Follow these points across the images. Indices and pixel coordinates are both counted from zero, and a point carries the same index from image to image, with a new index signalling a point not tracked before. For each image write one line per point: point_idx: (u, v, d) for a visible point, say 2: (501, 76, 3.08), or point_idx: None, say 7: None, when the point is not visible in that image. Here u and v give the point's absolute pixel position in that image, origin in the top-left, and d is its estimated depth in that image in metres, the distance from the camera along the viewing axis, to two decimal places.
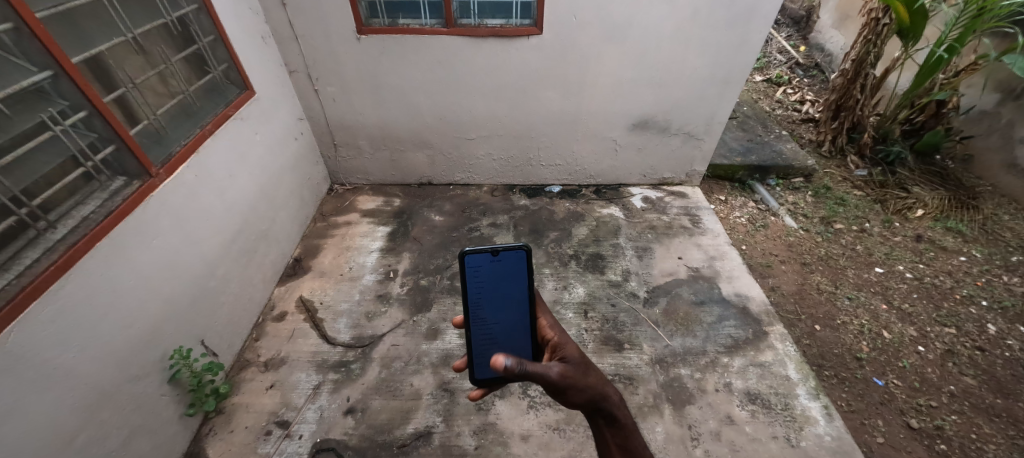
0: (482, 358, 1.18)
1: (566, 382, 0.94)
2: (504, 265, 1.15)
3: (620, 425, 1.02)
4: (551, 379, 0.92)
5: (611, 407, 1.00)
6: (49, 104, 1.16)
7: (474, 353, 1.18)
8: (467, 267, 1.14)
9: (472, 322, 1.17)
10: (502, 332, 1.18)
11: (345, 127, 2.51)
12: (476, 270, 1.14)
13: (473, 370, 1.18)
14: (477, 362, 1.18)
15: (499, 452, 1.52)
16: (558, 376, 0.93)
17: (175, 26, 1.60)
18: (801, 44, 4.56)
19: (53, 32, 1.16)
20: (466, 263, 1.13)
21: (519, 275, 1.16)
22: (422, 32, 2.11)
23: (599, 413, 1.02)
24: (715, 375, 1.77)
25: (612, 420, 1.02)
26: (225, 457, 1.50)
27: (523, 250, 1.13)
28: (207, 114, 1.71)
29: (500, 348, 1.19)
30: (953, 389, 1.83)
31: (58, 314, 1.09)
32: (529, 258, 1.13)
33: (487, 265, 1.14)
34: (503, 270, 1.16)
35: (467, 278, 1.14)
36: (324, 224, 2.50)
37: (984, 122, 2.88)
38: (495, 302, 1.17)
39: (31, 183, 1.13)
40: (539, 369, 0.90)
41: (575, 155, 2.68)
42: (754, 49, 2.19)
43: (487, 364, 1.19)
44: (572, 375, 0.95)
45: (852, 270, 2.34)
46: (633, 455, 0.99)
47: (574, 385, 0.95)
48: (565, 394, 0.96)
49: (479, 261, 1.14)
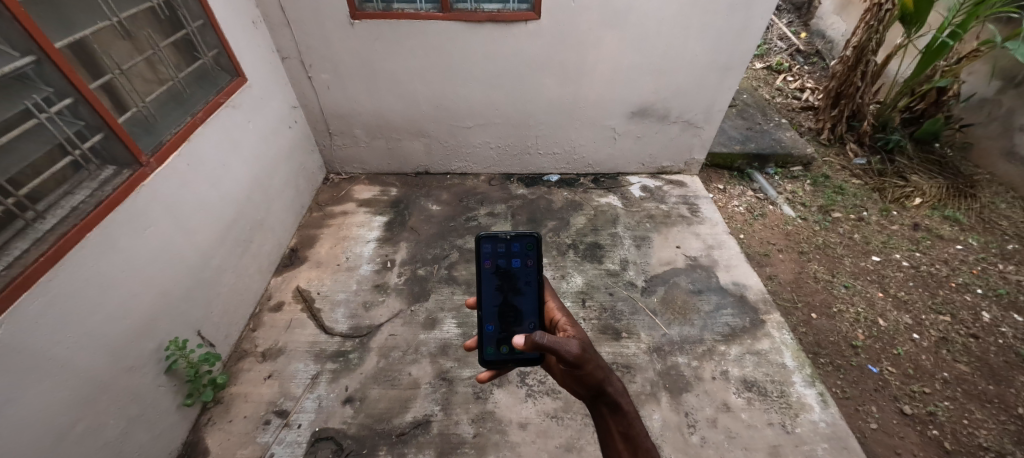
0: (491, 341, 1.15)
1: (588, 361, 0.95)
2: (516, 251, 1.19)
3: (623, 414, 1.01)
4: (570, 357, 0.93)
5: (615, 393, 1.01)
6: (33, 91, 1.12)
7: (485, 335, 1.16)
8: (482, 253, 1.18)
9: (484, 304, 1.18)
10: (514, 316, 1.16)
11: (340, 116, 2.47)
12: (491, 254, 1.18)
13: (483, 352, 1.14)
14: (487, 344, 1.15)
15: (498, 440, 1.53)
16: (579, 355, 0.93)
17: (162, 11, 1.56)
18: (801, 30, 4.51)
19: (35, 16, 1.13)
20: (481, 247, 1.18)
21: (530, 262, 1.18)
22: (418, 17, 2.06)
23: (603, 400, 1.02)
24: (712, 363, 1.78)
25: (615, 407, 1.02)
26: (224, 446, 1.51)
27: (535, 236, 1.17)
28: (198, 102, 1.68)
29: (510, 332, 1.15)
30: (946, 375, 1.85)
31: (48, 306, 1.07)
32: (538, 245, 1.17)
33: (501, 251, 1.19)
34: (515, 257, 1.19)
35: (482, 263, 1.18)
36: (320, 213, 2.48)
37: (984, 110, 2.86)
38: (508, 286, 1.18)
39: (18, 172, 1.11)
40: (560, 341, 0.93)
41: (573, 143, 2.65)
42: (756, 35, 2.15)
43: (497, 347, 1.14)
44: (590, 354, 0.96)
45: (850, 259, 2.35)
46: (634, 442, 0.99)
47: (589, 363, 0.96)
48: (578, 374, 0.97)
49: (494, 246, 1.19)
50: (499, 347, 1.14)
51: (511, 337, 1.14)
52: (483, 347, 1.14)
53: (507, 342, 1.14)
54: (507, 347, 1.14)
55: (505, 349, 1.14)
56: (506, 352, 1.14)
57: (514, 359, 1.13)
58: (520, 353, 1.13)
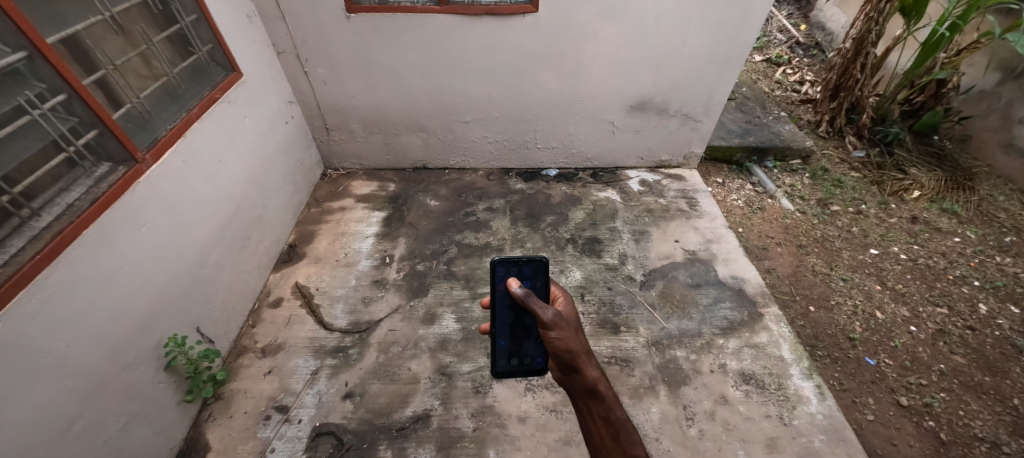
0: (502, 354, 1.18)
1: (560, 328, 1.01)
2: (528, 274, 1.21)
3: (600, 399, 1.02)
4: (544, 319, 1.02)
5: (591, 378, 1.02)
6: (26, 86, 1.11)
7: (497, 349, 1.18)
8: (495, 276, 1.20)
9: (496, 321, 1.19)
10: (525, 333, 1.18)
11: (336, 111, 2.45)
12: (504, 275, 1.20)
13: (495, 364, 1.17)
14: (498, 357, 1.17)
15: (498, 433, 1.54)
16: (553, 319, 1.02)
17: (154, 5, 1.55)
18: (801, 22, 4.48)
19: (26, 11, 1.11)
20: (494, 270, 1.20)
21: (539, 283, 1.21)
22: (415, 10, 2.04)
23: (580, 383, 1.04)
24: (710, 356, 1.79)
25: (593, 392, 1.02)
26: (225, 442, 1.52)
27: (545, 260, 1.20)
28: (193, 97, 1.67)
29: (520, 346, 1.17)
30: (943, 367, 1.86)
31: (46, 303, 1.07)
32: (547, 270, 1.20)
33: (512, 274, 1.21)
34: (526, 279, 1.21)
35: (496, 287, 1.20)
36: (318, 209, 2.48)
37: (983, 102, 2.85)
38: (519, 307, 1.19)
39: (12, 169, 1.10)
40: (539, 304, 1.04)
41: (571, 137, 2.64)
42: (756, 27, 2.13)
43: (508, 359, 1.17)
44: (563, 323, 1.03)
45: (848, 252, 2.35)
46: (614, 427, 1.00)
47: (565, 334, 1.01)
48: (551, 348, 1.02)
49: (506, 268, 1.21)
50: (509, 358, 1.17)
51: (522, 350, 1.17)
52: (494, 359, 1.17)
53: (517, 355, 1.17)
54: (517, 360, 1.17)
55: (515, 361, 1.17)
56: (516, 364, 1.17)
57: (522, 371, 1.17)
58: (530, 364, 1.17)
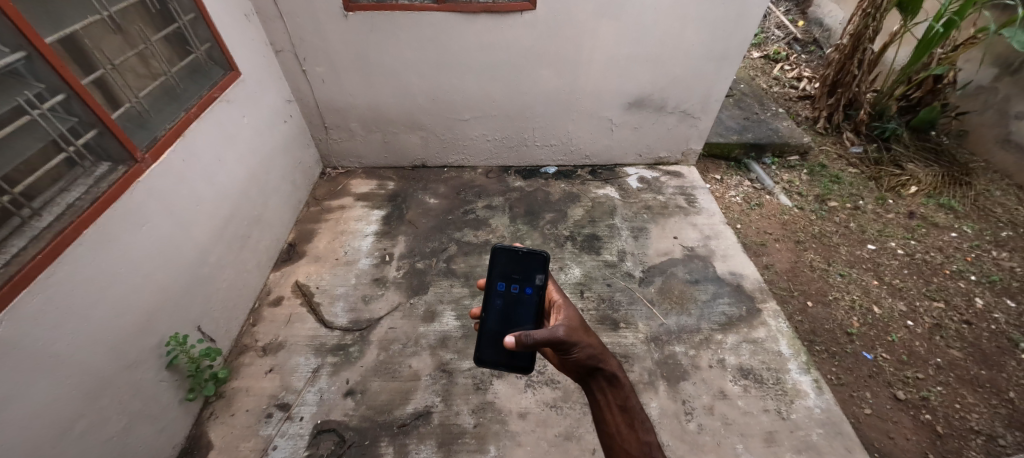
0: (488, 342, 1.20)
1: (573, 340, 1.02)
2: (524, 268, 1.20)
3: (618, 387, 1.06)
4: (555, 338, 1.00)
5: (609, 368, 1.05)
6: (26, 87, 1.11)
7: (484, 336, 1.21)
8: (495, 263, 1.22)
9: (488, 308, 1.21)
10: (512, 323, 1.19)
11: (335, 109, 2.45)
12: (502, 264, 1.22)
13: (480, 351, 1.20)
14: (484, 344, 1.20)
15: (498, 430, 1.55)
16: (565, 335, 1.01)
17: (152, 4, 1.54)
18: (799, 18, 4.47)
19: (25, 12, 1.11)
20: (495, 256, 1.22)
21: (535, 278, 1.19)
22: (412, 8, 2.03)
23: (598, 374, 1.07)
24: (708, 352, 1.80)
25: (612, 379, 1.06)
26: (227, 440, 1.52)
27: (545, 255, 1.18)
28: (192, 97, 1.67)
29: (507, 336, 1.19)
30: (940, 361, 1.88)
31: (48, 303, 1.08)
32: (546, 264, 1.18)
33: (512, 264, 1.21)
34: (523, 271, 1.20)
35: (494, 273, 1.22)
36: (317, 208, 2.48)
37: (980, 98, 2.87)
38: (513, 298, 1.20)
39: (12, 170, 1.10)
40: (546, 333, 0.99)
41: (570, 134, 2.64)
42: (753, 24, 2.14)
43: (494, 348, 1.19)
44: (576, 334, 1.03)
45: (845, 248, 2.37)
46: (632, 414, 1.03)
47: (579, 339, 1.03)
48: (571, 356, 1.04)
49: (506, 257, 1.22)
50: (495, 349, 1.19)
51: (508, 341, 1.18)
52: (479, 346, 1.20)
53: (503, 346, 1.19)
54: (502, 351, 1.19)
55: (500, 352, 1.19)
56: (500, 353, 1.19)
57: (506, 363, 1.18)
58: (514, 359, 1.18)
